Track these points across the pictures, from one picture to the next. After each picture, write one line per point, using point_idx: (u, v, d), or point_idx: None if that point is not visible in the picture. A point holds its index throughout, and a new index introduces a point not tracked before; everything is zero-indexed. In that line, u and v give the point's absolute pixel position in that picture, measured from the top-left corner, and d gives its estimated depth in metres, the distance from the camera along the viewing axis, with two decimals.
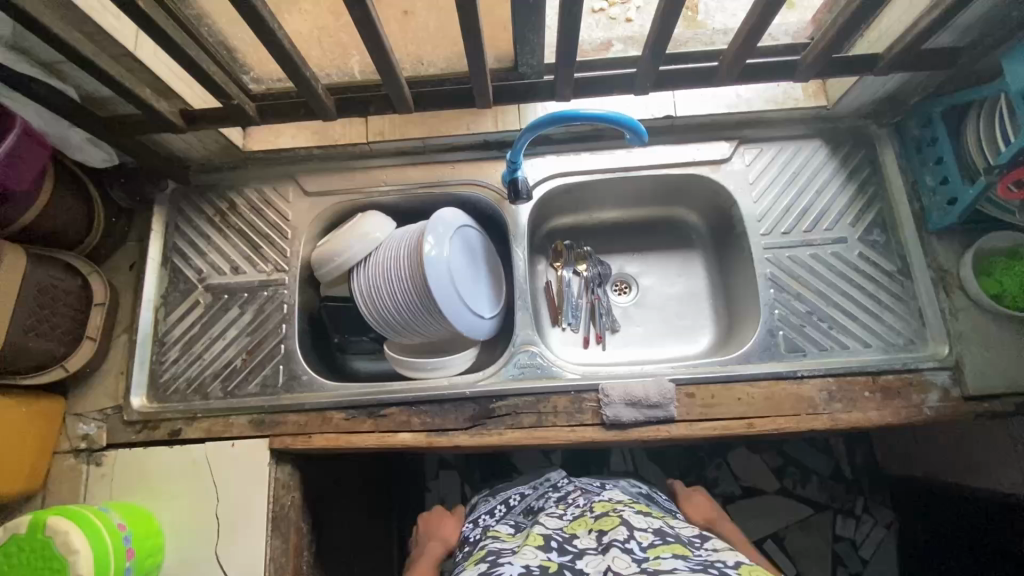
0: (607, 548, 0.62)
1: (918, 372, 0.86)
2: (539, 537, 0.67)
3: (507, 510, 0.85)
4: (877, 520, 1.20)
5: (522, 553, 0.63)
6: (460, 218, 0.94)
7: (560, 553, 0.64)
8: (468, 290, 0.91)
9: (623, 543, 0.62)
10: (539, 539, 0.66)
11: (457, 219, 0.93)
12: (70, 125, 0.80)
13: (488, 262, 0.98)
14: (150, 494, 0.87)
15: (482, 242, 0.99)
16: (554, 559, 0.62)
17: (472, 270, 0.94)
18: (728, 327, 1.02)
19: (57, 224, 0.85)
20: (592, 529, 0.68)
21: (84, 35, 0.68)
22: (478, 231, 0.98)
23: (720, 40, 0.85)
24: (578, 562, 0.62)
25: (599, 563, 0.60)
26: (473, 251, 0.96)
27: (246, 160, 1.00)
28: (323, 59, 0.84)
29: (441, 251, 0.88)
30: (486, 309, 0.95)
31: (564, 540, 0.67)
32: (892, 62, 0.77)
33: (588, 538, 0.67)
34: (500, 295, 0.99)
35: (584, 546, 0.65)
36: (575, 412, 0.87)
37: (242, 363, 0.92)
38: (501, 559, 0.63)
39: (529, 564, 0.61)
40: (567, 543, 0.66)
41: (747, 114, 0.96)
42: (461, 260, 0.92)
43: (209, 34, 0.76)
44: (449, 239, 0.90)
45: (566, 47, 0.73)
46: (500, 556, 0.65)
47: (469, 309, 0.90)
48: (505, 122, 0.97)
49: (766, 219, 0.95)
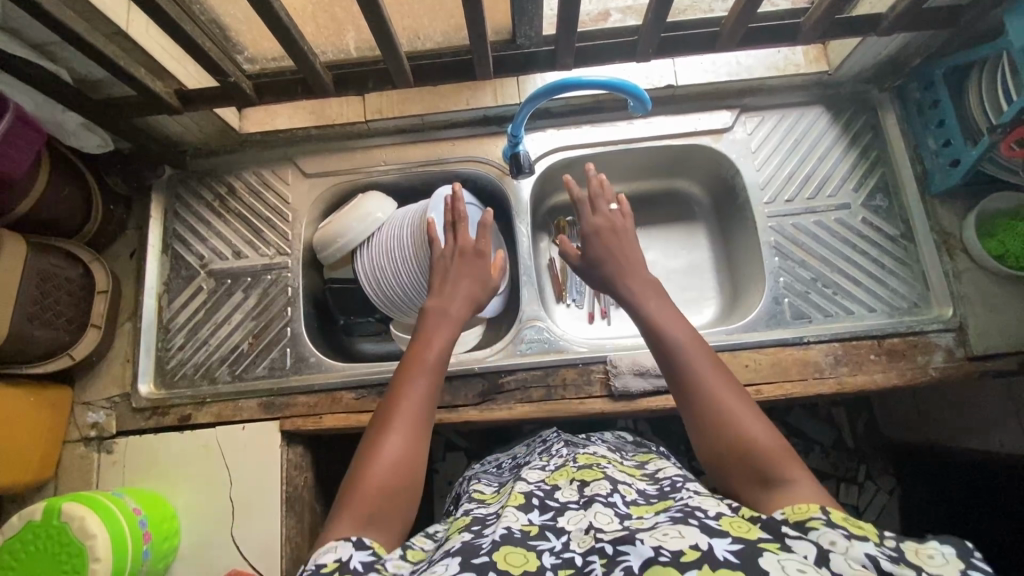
0: (588, 502, 0.56)
1: (923, 334, 0.87)
2: (519, 496, 0.59)
3: (496, 470, 0.82)
4: (880, 486, 1.22)
5: (503, 516, 0.56)
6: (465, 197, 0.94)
7: (542, 511, 0.56)
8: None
9: (605, 498, 0.56)
10: (520, 498, 0.59)
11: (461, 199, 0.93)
12: (65, 110, 0.78)
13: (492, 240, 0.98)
14: (162, 479, 0.87)
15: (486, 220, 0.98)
16: (536, 520, 0.55)
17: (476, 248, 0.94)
18: (733, 297, 1.02)
19: (56, 211, 0.84)
20: (574, 480, 0.62)
21: (76, 13, 0.67)
22: (481, 209, 0.98)
23: (719, 7, 0.85)
24: (560, 519, 0.55)
25: (581, 519, 0.53)
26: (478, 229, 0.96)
27: (243, 143, 0.98)
28: (319, 34, 0.82)
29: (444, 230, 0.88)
30: None
31: (546, 495, 0.59)
32: (894, 22, 0.77)
33: (570, 488, 0.61)
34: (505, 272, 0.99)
35: (566, 498, 0.58)
36: (584, 384, 0.87)
37: (250, 347, 0.92)
38: (479, 526, 0.56)
39: (511, 528, 0.53)
40: (549, 499, 0.59)
41: (749, 82, 0.95)
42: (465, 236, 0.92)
43: (201, 11, 0.74)
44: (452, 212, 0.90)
45: (566, 13, 0.72)
46: (485, 523, 0.56)
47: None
48: (504, 96, 0.96)
49: (768, 188, 0.95)
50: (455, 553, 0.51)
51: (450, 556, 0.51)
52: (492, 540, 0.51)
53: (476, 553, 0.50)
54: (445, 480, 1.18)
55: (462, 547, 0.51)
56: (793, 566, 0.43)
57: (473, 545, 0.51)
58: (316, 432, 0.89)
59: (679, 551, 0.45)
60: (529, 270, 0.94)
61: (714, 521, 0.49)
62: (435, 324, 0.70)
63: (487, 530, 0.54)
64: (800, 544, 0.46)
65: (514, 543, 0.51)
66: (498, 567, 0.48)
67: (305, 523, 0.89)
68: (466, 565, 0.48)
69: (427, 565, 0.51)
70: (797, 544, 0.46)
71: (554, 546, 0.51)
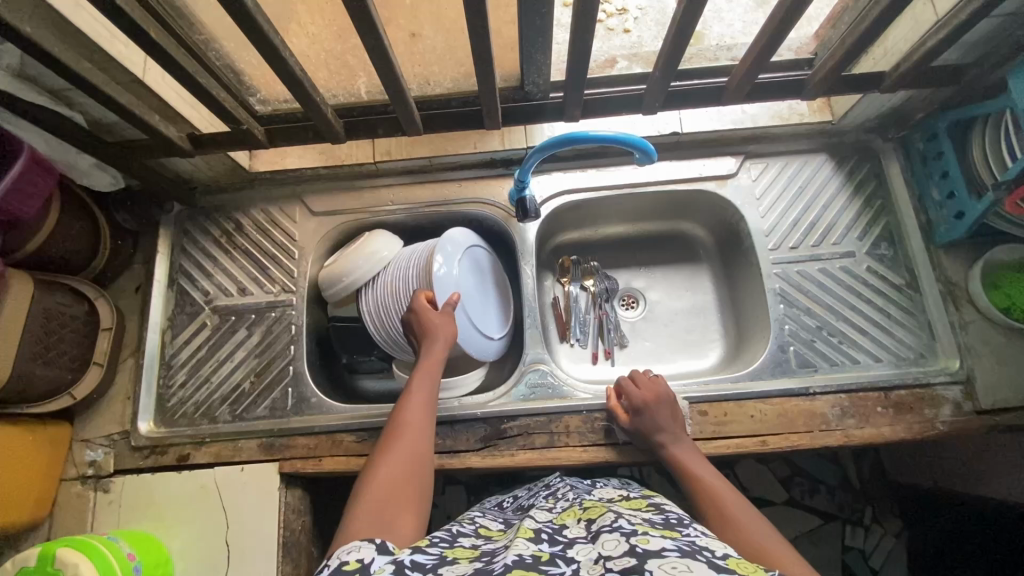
0: (596, 535, 0.55)
1: (930, 386, 0.86)
2: (528, 530, 0.58)
3: (499, 509, 0.81)
4: (887, 529, 1.17)
5: (514, 544, 0.54)
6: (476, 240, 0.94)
7: (551, 543, 0.55)
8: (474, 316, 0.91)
9: (611, 526, 0.55)
10: (529, 532, 0.58)
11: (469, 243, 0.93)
12: (78, 152, 0.79)
13: (497, 284, 0.98)
14: (159, 521, 0.86)
15: (492, 261, 0.99)
16: (546, 549, 0.54)
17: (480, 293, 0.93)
18: (737, 342, 1.01)
19: (64, 250, 0.85)
20: (581, 519, 0.61)
21: (95, 64, 0.68)
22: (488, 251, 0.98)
23: (725, 56, 0.87)
24: (570, 550, 0.53)
25: (590, 551, 0.52)
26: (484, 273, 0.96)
27: (252, 181, 0.99)
28: (330, 80, 0.84)
29: (450, 270, 0.88)
30: (495, 330, 0.94)
31: (555, 532, 0.58)
32: (899, 80, 0.78)
33: (578, 526, 0.59)
34: (508, 314, 0.99)
35: (574, 535, 0.57)
36: (587, 432, 0.87)
37: (251, 386, 0.92)
38: (488, 554, 0.54)
39: (522, 555, 0.51)
40: (558, 534, 0.58)
41: (753, 130, 0.96)
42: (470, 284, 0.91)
43: (216, 57, 0.75)
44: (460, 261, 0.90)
45: (574, 65, 0.73)
46: (492, 553, 0.54)
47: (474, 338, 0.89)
48: (511, 140, 0.97)
49: (773, 234, 0.95)
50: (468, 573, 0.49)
51: None
52: (503, 563, 0.50)
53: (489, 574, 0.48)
54: (443, 516, 1.15)
55: (477, 568, 0.50)
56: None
57: (486, 566, 0.50)
58: (315, 475, 0.88)
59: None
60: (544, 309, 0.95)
61: (721, 561, 0.48)
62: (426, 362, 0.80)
63: (497, 558, 0.52)
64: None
65: (526, 567, 0.49)
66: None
67: (301, 568, 0.87)
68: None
69: None
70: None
71: (564, 571, 0.49)
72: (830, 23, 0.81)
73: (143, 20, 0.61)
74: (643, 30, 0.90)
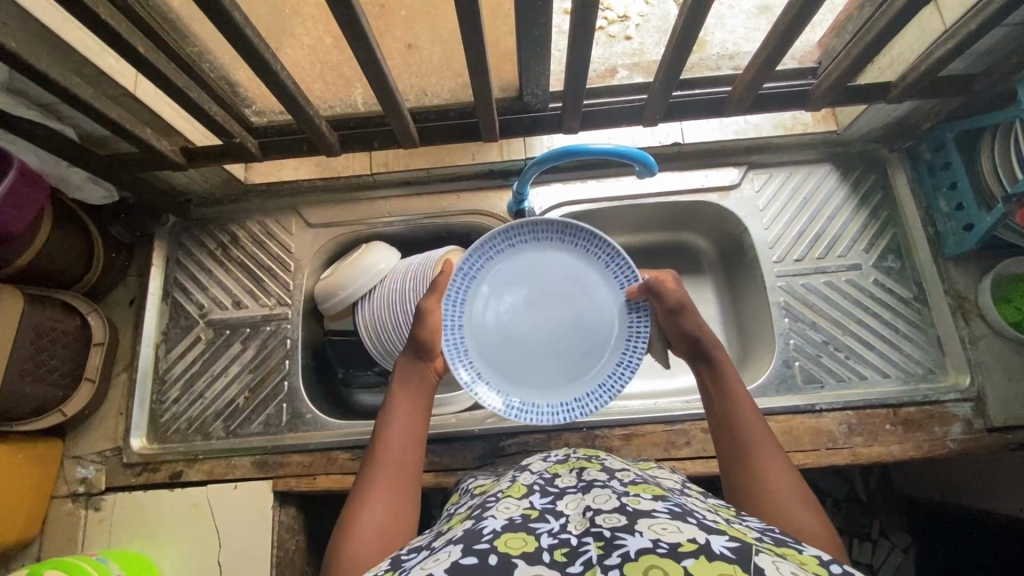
0: (588, 488, 0.51)
1: (940, 404, 0.84)
2: (520, 486, 0.55)
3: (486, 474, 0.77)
4: (894, 543, 1.14)
5: (501, 504, 0.51)
6: (475, 242, 0.72)
7: (542, 496, 0.52)
8: (521, 370, 0.75)
9: (604, 482, 0.52)
10: (522, 488, 0.54)
11: (466, 259, 0.73)
12: (69, 166, 0.78)
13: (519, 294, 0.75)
14: (150, 540, 0.84)
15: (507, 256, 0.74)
16: (536, 504, 0.50)
17: (506, 332, 0.75)
18: (740, 356, 0.99)
19: (56, 263, 0.84)
20: (574, 469, 0.58)
21: (83, 76, 0.67)
22: (520, 245, 0.74)
23: (726, 65, 0.85)
24: (559, 503, 0.50)
25: (579, 504, 0.49)
26: (513, 285, 0.75)
27: (248, 193, 0.98)
28: (326, 91, 0.82)
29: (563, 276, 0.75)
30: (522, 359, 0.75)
31: (546, 483, 0.55)
32: (905, 90, 0.76)
33: (569, 477, 0.56)
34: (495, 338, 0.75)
35: (565, 485, 0.54)
36: (588, 450, 0.85)
37: (245, 402, 0.90)
38: (479, 510, 0.51)
39: (512, 516, 0.48)
40: (550, 485, 0.54)
41: (756, 140, 0.94)
42: (484, 313, 0.75)
43: (210, 70, 0.74)
44: (444, 300, 0.73)
45: (573, 74, 0.71)
46: (481, 507, 0.53)
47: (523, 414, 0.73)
48: (510, 152, 0.96)
49: (777, 246, 0.93)
50: (456, 540, 0.46)
51: (452, 542, 0.46)
52: (492, 527, 0.47)
53: (477, 539, 0.45)
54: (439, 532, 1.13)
55: (464, 532, 0.47)
56: (789, 570, 0.39)
57: (473, 530, 0.47)
58: (309, 493, 0.87)
59: (676, 543, 0.41)
60: (616, 256, 0.73)
61: (711, 522, 0.45)
62: (403, 389, 0.68)
63: (487, 516, 0.49)
64: (812, 550, 0.44)
65: (516, 528, 0.46)
66: (499, 549, 0.43)
67: None
68: (466, 551, 0.43)
69: (428, 553, 0.46)
70: (808, 547, 0.44)
71: (553, 527, 0.46)
72: (834, 32, 0.80)
73: (132, 35, 0.60)
74: (646, 37, 0.90)
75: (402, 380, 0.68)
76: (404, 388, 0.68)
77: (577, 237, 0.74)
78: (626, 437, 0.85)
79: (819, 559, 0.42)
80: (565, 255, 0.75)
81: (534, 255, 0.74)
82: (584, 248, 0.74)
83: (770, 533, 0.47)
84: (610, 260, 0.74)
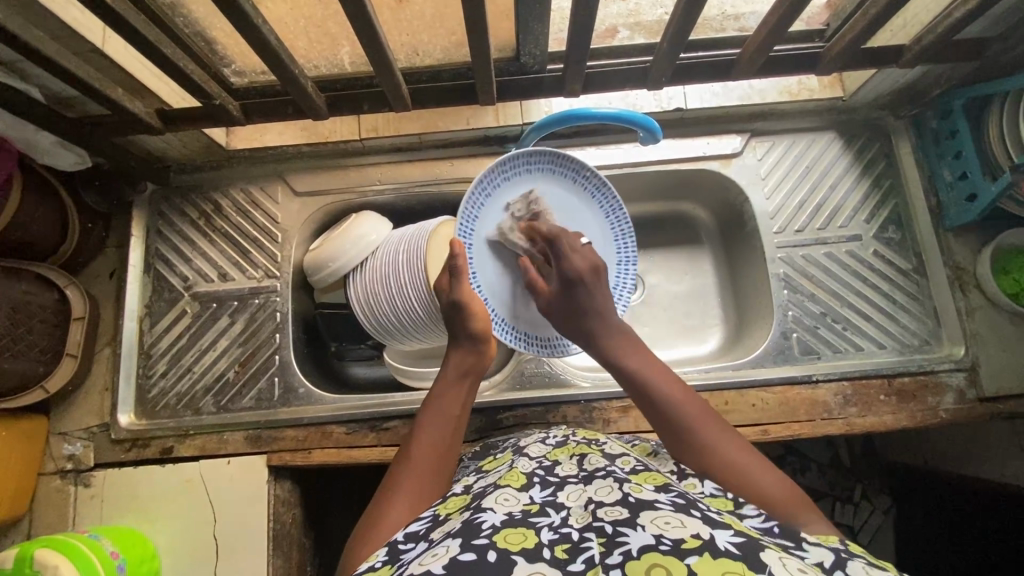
0: (589, 478, 0.51)
1: (934, 374, 0.85)
2: (519, 475, 0.54)
3: (480, 448, 0.77)
4: (876, 506, 1.13)
5: (500, 494, 0.50)
6: (462, 198, 0.70)
7: (543, 488, 0.51)
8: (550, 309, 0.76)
9: (605, 470, 0.52)
10: (520, 477, 0.53)
11: (460, 219, 0.71)
12: (36, 128, 0.73)
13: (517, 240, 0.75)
14: (144, 516, 0.83)
15: (492, 204, 0.73)
16: (536, 498, 0.49)
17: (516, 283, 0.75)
18: (738, 328, 0.98)
19: (28, 234, 0.79)
20: (574, 455, 0.57)
21: (45, 29, 0.62)
22: (495, 191, 0.73)
23: (731, 27, 0.80)
24: (560, 495, 0.50)
25: (580, 496, 0.49)
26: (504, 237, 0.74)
27: (230, 159, 0.93)
28: (311, 49, 0.76)
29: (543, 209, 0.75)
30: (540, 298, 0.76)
31: (546, 472, 0.54)
32: (919, 54, 0.73)
33: (570, 464, 0.55)
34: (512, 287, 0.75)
35: (566, 473, 0.54)
36: (585, 422, 0.85)
37: (236, 375, 0.88)
38: (477, 501, 0.50)
39: (512, 511, 0.47)
40: (550, 475, 0.54)
41: (760, 106, 0.91)
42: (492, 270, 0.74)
43: (184, 24, 0.68)
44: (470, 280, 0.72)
45: (576, 32, 0.66)
46: (479, 496, 0.52)
47: (545, 352, 0.76)
48: (506, 117, 0.92)
49: (778, 217, 0.91)
50: (455, 533, 0.45)
51: (450, 536, 0.45)
52: (491, 522, 0.46)
53: (476, 534, 0.44)
54: None
55: (461, 526, 0.46)
56: (795, 567, 0.39)
57: (471, 524, 0.46)
58: (304, 467, 0.86)
59: (679, 539, 0.40)
60: (581, 169, 0.76)
61: (716, 515, 0.45)
62: (455, 383, 0.67)
63: (486, 507, 0.48)
64: (812, 557, 0.44)
65: (515, 523, 0.45)
66: (498, 546, 0.42)
67: (292, 561, 0.87)
68: (464, 546, 0.43)
69: (427, 549, 0.45)
70: (810, 556, 0.44)
71: (554, 521, 0.46)
72: None
73: None
74: None
75: (454, 373, 0.67)
76: (453, 380, 0.67)
77: (540, 163, 0.75)
78: (623, 409, 0.85)
79: (824, 570, 0.43)
80: (536, 183, 0.75)
81: (510, 194, 0.74)
82: (550, 169, 0.75)
83: (772, 534, 0.47)
84: (579, 177, 0.76)
